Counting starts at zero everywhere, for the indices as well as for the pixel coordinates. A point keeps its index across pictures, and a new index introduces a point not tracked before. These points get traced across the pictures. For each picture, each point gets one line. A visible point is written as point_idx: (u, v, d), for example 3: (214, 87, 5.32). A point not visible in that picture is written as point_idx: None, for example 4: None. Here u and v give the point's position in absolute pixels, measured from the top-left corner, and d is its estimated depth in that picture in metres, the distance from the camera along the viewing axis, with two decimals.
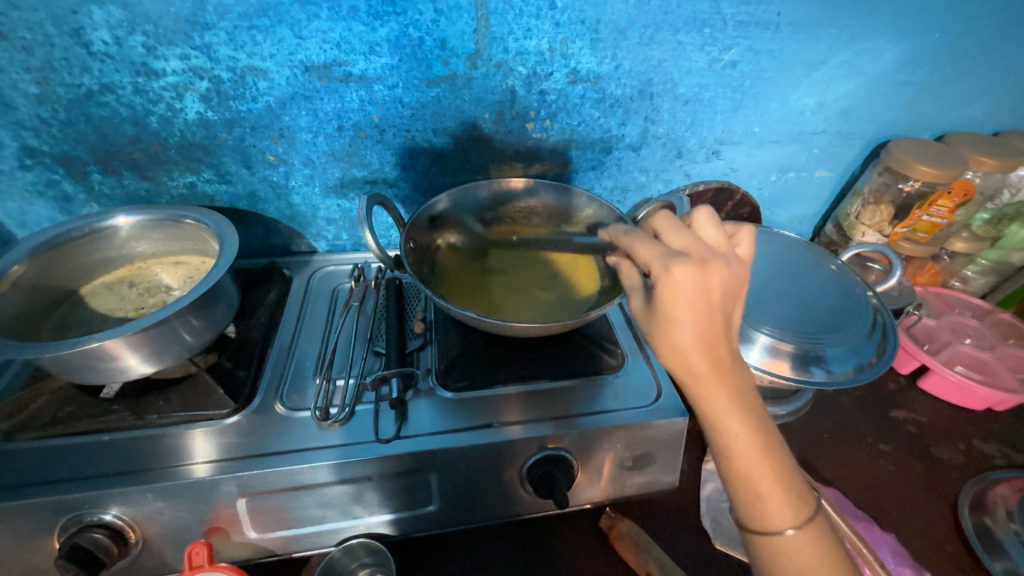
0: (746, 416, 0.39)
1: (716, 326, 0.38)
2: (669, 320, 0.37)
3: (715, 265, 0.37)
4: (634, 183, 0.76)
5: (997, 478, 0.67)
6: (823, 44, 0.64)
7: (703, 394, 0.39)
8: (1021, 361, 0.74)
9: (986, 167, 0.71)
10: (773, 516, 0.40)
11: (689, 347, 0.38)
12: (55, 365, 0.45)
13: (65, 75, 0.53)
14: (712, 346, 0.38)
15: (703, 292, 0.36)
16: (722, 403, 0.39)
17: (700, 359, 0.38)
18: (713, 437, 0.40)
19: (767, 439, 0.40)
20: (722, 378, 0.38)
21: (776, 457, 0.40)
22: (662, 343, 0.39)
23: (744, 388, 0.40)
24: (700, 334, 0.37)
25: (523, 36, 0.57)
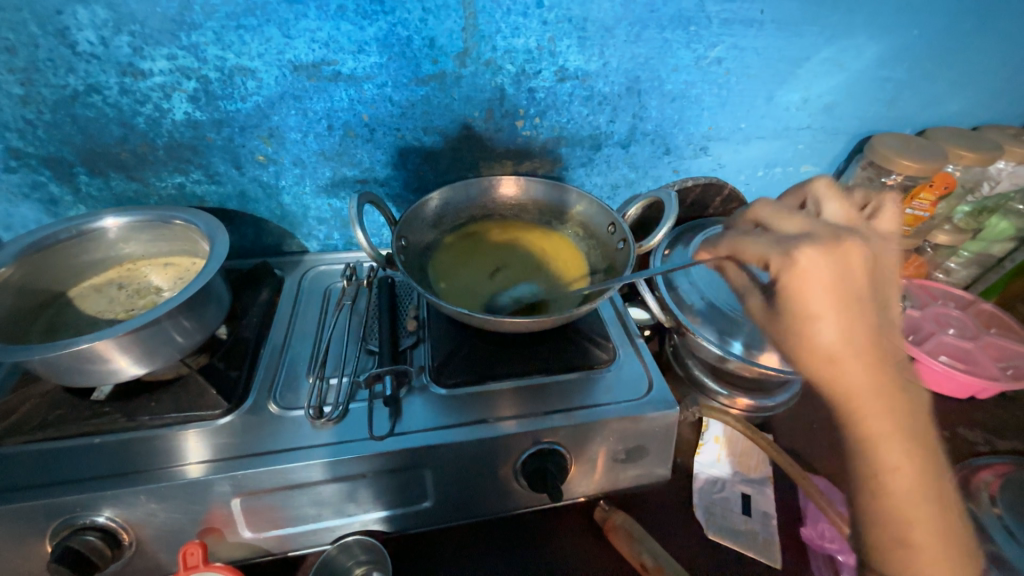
0: (905, 438, 0.42)
1: (866, 333, 0.44)
2: (808, 319, 0.44)
3: (853, 250, 0.44)
4: (623, 179, 0.76)
5: (979, 464, 0.69)
6: (806, 42, 0.65)
7: (853, 396, 0.43)
8: (1003, 350, 0.77)
9: (965, 160, 0.73)
10: (924, 558, 0.40)
11: (848, 356, 0.43)
12: (45, 368, 0.45)
13: (50, 76, 0.52)
14: (866, 357, 0.43)
15: (834, 282, 0.43)
16: (886, 424, 0.42)
17: (865, 372, 0.43)
18: (866, 464, 0.43)
19: (933, 471, 0.42)
20: (884, 394, 0.42)
21: (933, 485, 0.42)
22: (806, 350, 0.44)
23: (911, 407, 0.43)
24: (847, 341, 0.43)
25: (511, 35, 0.58)
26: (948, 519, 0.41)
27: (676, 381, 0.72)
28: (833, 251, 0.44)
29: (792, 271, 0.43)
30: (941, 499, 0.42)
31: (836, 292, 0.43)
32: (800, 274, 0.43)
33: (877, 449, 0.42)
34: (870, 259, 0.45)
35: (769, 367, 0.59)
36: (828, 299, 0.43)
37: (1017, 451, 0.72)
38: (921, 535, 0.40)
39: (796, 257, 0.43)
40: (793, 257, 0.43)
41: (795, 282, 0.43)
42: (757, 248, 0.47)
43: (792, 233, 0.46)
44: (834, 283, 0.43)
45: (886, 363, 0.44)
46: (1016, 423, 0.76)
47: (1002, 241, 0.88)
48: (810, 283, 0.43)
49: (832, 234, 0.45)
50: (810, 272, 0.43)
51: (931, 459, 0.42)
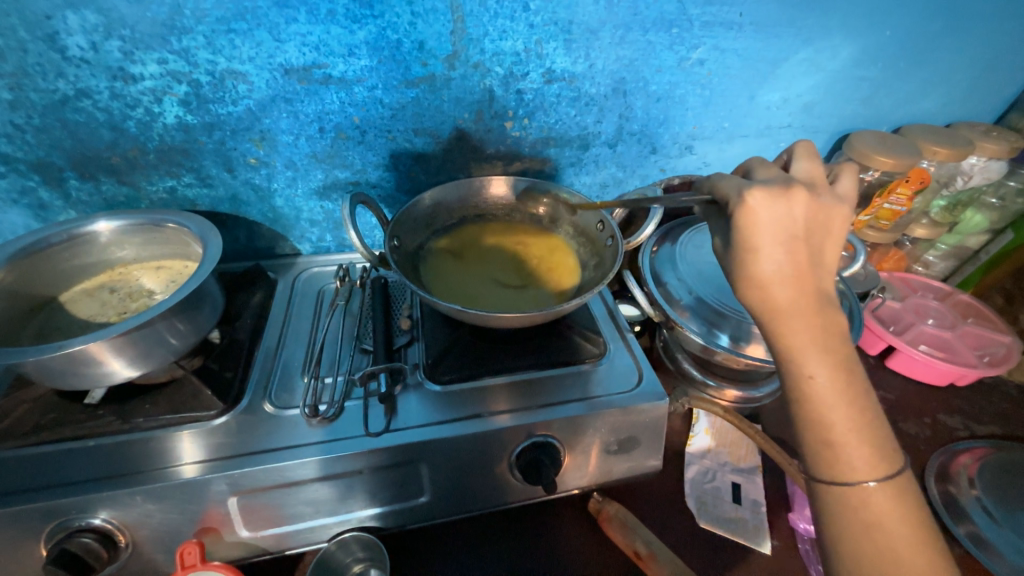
0: (829, 345, 0.40)
1: (802, 252, 0.41)
2: (751, 251, 0.41)
3: (798, 192, 0.41)
4: (612, 179, 0.78)
5: (959, 449, 0.71)
6: (784, 43, 0.68)
7: (783, 329, 0.41)
8: (979, 338, 0.79)
9: (940, 156, 0.75)
10: (847, 463, 0.39)
11: (777, 275, 0.41)
12: (38, 371, 0.45)
13: (40, 81, 0.52)
14: (798, 274, 0.41)
15: (785, 217, 0.41)
16: (808, 336, 0.40)
17: (794, 286, 0.41)
18: (788, 374, 0.41)
19: (855, 375, 0.40)
20: (810, 306, 0.41)
21: (859, 390, 0.40)
22: (742, 275, 0.42)
23: (835, 318, 0.41)
24: (784, 264, 0.41)
25: (498, 38, 0.59)
26: (875, 423, 0.40)
27: (666, 375, 0.74)
28: (780, 196, 0.41)
29: (742, 209, 0.42)
30: (866, 403, 0.40)
31: (780, 229, 0.41)
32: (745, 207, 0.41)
33: (799, 358, 0.41)
34: (830, 205, 0.43)
35: (756, 358, 0.60)
36: (763, 226, 0.41)
37: (996, 436, 0.74)
38: (843, 436, 0.39)
39: (747, 198, 0.42)
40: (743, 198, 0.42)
41: (741, 215, 0.41)
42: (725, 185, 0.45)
43: (777, 177, 0.44)
44: (776, 212, 0.41)
45: (818, 275, 0.41)
46: (994, 409, 0.79)
47: (977, 234, 0.91)
48: (762, 222, 0.41)
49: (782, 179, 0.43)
50: (759, 213, 0.41)
51: (856, 365, 0.41)
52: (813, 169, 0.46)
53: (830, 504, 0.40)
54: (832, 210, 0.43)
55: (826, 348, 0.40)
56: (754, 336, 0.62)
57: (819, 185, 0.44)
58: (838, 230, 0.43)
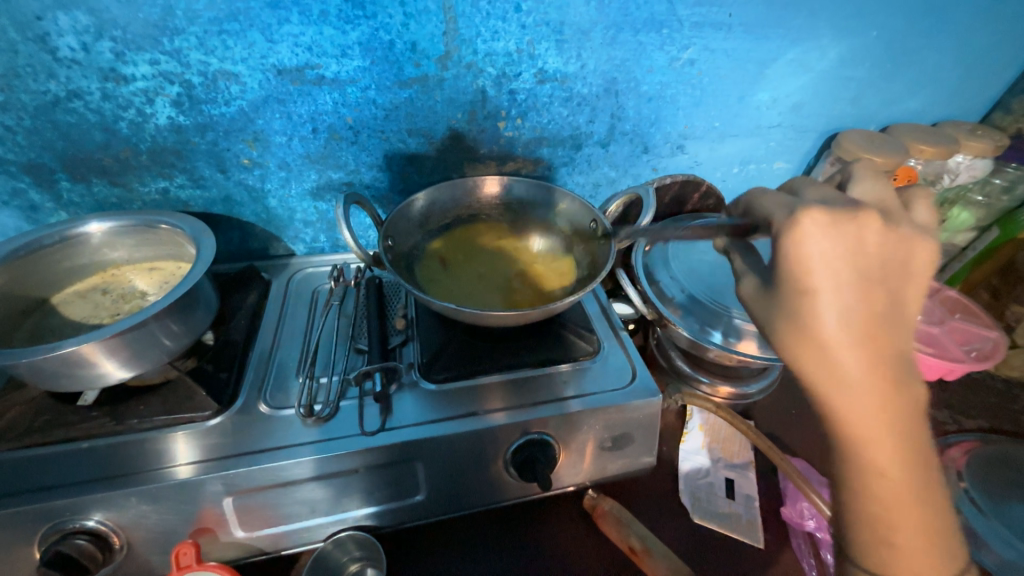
0: (902, 439, 0.38)
1: (877, 321, 0.38)
2: (815, 303, 0.38)
3: (864, 225, 0.39)
4: (604, 178, 0.79)
5: (947, 443, 0.72)
6: (772, 43, 0.69)
7: (856, 418, 0.38)
8: (966, 333, 0.80)
9: (926, 154, 0.77)
10: (911, 560, 0.39)
11: (851, 354, 0.37)
12: (30, 373, 0.45)
13: (30, 82, 0.52)
14: (873, 351, 0.37)
15: (852, 257, 0.38)
16: (882, 428, 0.38)
17: (869, 368, 0.37)
18: (853, 465, 0.40)
19: (923, 470, 0.39)
20: (887, 396, 0.37)
21: (924, 486, 0.39)
22: (808, 343, 0.38)
23: (911, 406, 0.38)
24: (855, 335, 0.37)
25: (491, 38, 0.60)
26: (936, 516, 0.40)
27: (659, 372, 0.75)
28: (844, 222, 0.38)
29: (795, 235, 0.38)
30: (928, 498, 0.40)
31: (846, 267, 0.37)
32: (808, 249, 0.38)
33: (869, 450, 0.39)
34: (902, 242, 0.40)
35: (748, 354, 0.61)
36: (834, 283, 0.37)
37: (983, 430, 0.75)
38: (907, 536, 0.39)
39: (803, 221, 0.38)
40: (797, 220, 0.38)
41: (799, 253, 0.38)
42: (771, 208, 0.42)
43: (836, 200, 0.41)
44: (846, 263, 0.38)
45: (898, 354, 0.38)
46: (982, 403, 0.80)
47: (964, 230, 0.92)
48: (818, 256, 0.38)
49: (849, 208, 0.40)
50: (812, 241, 0.38)
51: (923, 457, 0.40)
52: (879, 195, 0.44)
53: None
54: (905, 255, 0.40)
55: (897, 444, 0.38)
56: (745, 332, 0.62)
57: (893, 221, 0.41)
58: (913, 288, 0.40)
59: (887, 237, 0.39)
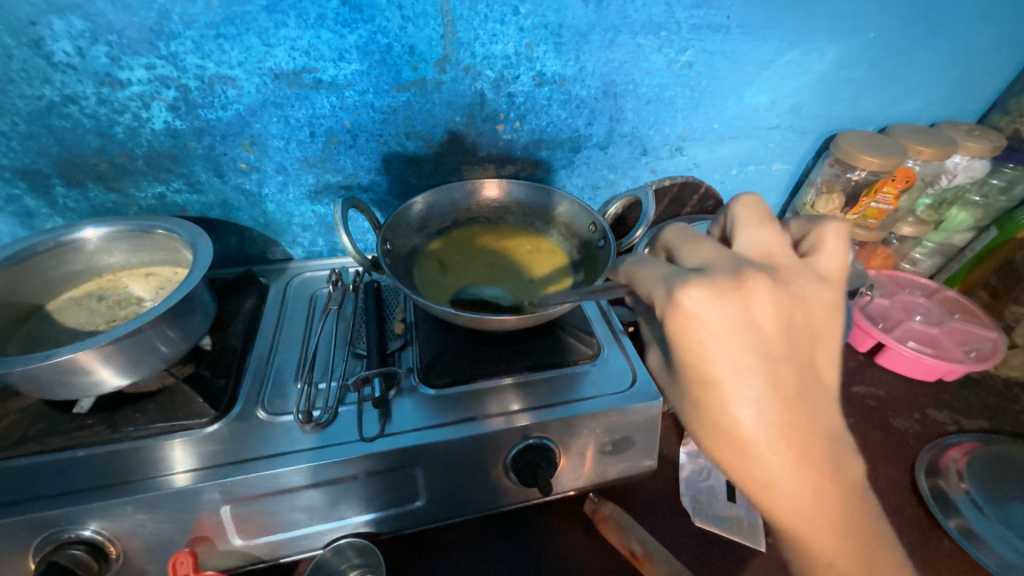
0: (843, 523, 0.39)
1: (787, 416, 0.37)
2: (725, 410, 0.37)
3: (742, 301, 0.37)
4: (603, 181, 0.79)
5: (948, 443, 0.72)
6: (770, 45, 0.69)
7: (790, 514, 0.38)
8: (966, 334, 0.80)
9: (924, 155, 0.77)
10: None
11: (773, 455, 0.37)
12: (26, 381, 0.44)
13: (25, 88, 0.52)
14: (793, 451, 0.37)
15: (743, 337, 0.36)
16: (819, 518, 0.38)
17: (795, 469, 0.37)
18: (802, 555, 0.40)
19: (865, 545, 0.39)
20: (813, 492, 0.38)
21: (872, 556, 0.40)
22: (727, 443, 0.38)
23: (840, 488, 0.38)
24: (771, 432, 0.37)
25: (489, 41, 0.59)
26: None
27: None
28: (726, 294, 0.36)
29: (678, 316, 0.37)
30: (879, 564, 0.40)
31: (741, 351, 0.36)
32: (699, 338, 0.36)
33: (815, 543, 0.39)
34: (784, 305, 0.38)
35: None
36: (732, 373, 0.36)
37: (984, 430, 0.75)
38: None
39: (682, 297, 0.36)
40: (676, 299, 0.37)
41: (693, 347, 0.37)
42: (652, 277, 0.40)
43: (719, 262, 0.39)
44: (741, 347, 0.36)
45: (818, 447, 0.38)
46: (982, 403, 0.80)
47: (962, 231, 0.92)
48: (709, 342, 0.36)
49: (729, 276, 0.37)
50: (697, 324, 0.36)
51: (865, 532, 0.40)
52: (760, 241, 0.42)
53: None
54: (793, 318, 0.38)
55: (837, 530, 0.39)
56: None
57: (778, 277, 0.39)
58: (814, 363, 0.39)
59: (771, 299, 0.37)
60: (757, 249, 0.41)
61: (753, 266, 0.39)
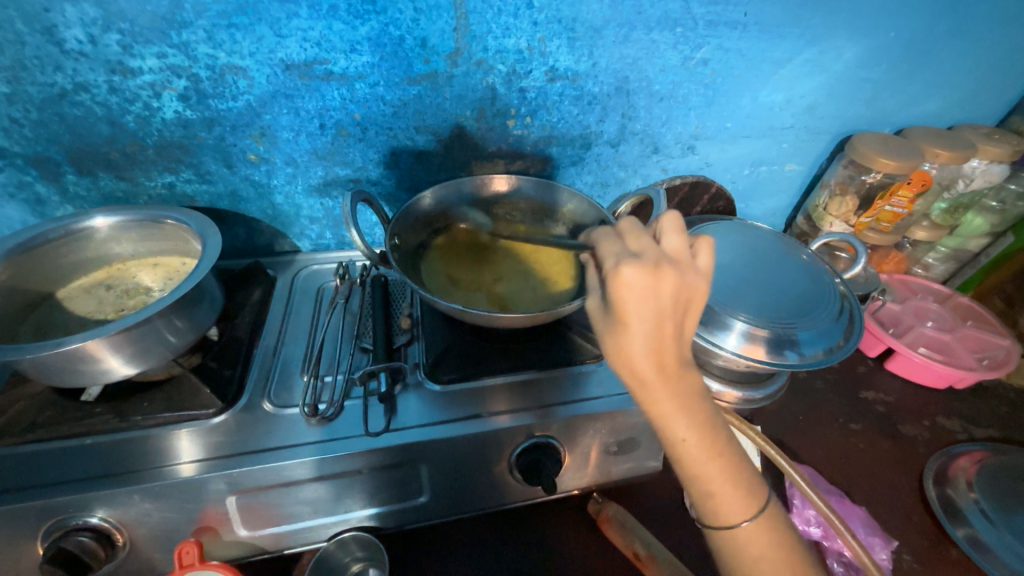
0: (696, 406, 0.39)
1: (671, 330, 0.38)
2: (624, 327, 0.38)
3: (667, 271, 0.37)
4: (613, 178, 0.78)
5: (958, 452, 0.71)
6: (788, 43, 0.67)
7: (651, 398, 0.39)
8: (980, 341, 0.79)
9: (942, 158, 0.75)
10: (727, 510, 0.40)
11: (642, 353, 0.38)
12: (35, 368, 0.44)
13: (37, 75, 0.52)
14: (665, 351, 0.38)
15: (654, 296, 0.37)
16: (675, 403, 0.39)
17: (660, 360, 0.38)
18: (664, 440, 0.40)
19: (719, 428, 0.40)
20: (672, 375, 0.38)
21: (724, 440, 0.40)
22: (611, 346, 0.39)
23: (697, 376, 0.40)
24: (649, 337, 0.37)
25: (501, 35, 0.59)
26: (741, 465, 0.41)
27: None
28: (651, 270, 0.37)
29: (613, 280, 0.37)
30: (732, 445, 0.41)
31: (649, 303, 0.37)
32: (621, 295, 0.37)
33: (672, 422, 0.39)
34: (695, 283, 0.39)
35: (757, 360, 0.62)
36: (638, 311, 0.37)
37: (993, 439, 0.74)
38: (725, 491, 0.40)
39: (620, 272, 0.37)
40: (617, 270, 0.37)
41: (616, 297, 0.37)
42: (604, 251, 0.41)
43: (649, 249, 0.40)
44: (653, 303, 0.37)
45: (682, 342, 0.39)
46: (992, 411, 0.78)
47: (977, 237, 0.91)
48: (629, 298, 0.37)
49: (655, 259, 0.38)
50: (626, 286, 0.37)
51: (720, 420, 0.41)
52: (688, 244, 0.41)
53: (720, 545, 0.41)
54: (701, 287, 0.39)
55: (694, 412, 0.39)
56: (756, 337, 0.63)
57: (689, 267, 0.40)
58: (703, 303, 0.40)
59: (686, 281, 0.38)
60: (678, 252, 0.40)
61: (676, 259, 0.39)
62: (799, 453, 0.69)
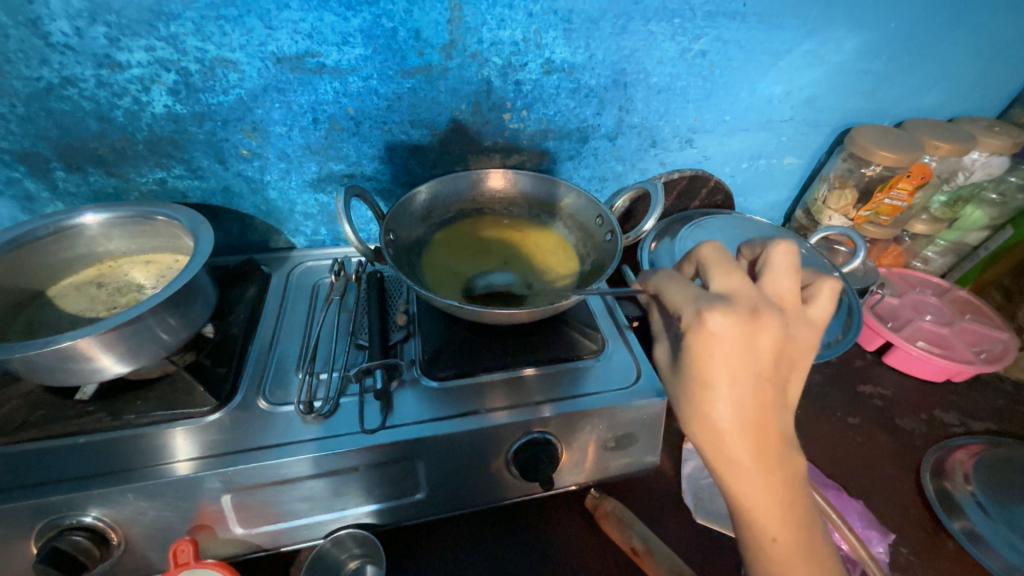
0: (785, 505, 0.40)
1: (763, 410, 0.40)
2: (711, 393, 0.39)
3: (765, 320, 0.39)
4: (611, 173, 0.77)
5: (955, 445, 0.71)
6: (787, 34, 0.67)
7: (738, 483, 0.41)
8: (978, 335, 0.79)
9: (942, 151, 0.74)
10: None
11: (733, 434, 0.40)
12: (26, 367, 0.44)
13: (23, 69, 0.51)
14: (757, 436, 0.40)
15: (750, 351, 0.39)
16: (764, 497, 0.40)
17: (750, 444, 0.40)
18: (749, 534, 0.42)
19: (810, 533, 0.41)
20: (762, 462, 0.40)
21: (815, 548, 0.41)
22: (700, 421, 0.41)
23: (789, 472, 0.41)
24: (741, 419, 0.39)
25: (496, 27, 0.58)
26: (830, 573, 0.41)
27: None
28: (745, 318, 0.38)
29: (700, 333, 0.39)
30: (821, 551, 0.41)
31: (739, 363, 0.39)
32: (712, 348, 0.38)
33: (754, 507, 0.41)
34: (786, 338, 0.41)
35: None
36: (729, 380, 0.39)
37: (991, 432, 0.74)
38: None
39: (707, 320, 0.38)
40: (702, 319, 0.38)
41: (702, 353, 0.39)
42: (680, 295, 0.42)
43: (738, 289, 0.41)
44: (745, 363, 0.39)
45: (771, 420, 0.41)
46: (990, 405, 0.78)
47: (976, 230, 0.90)
48: (715, 355, 0.38)
49: (749, 307, 0.40)
50: (716, 340, 0.38)
51: (811, 524, 0.42)
52: (785, 291, 0.44)
53: None
54: (790, 344, 0.42)
55: (783, 508, 0.40)
56: None
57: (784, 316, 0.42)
58: (791, 362, 0.43)
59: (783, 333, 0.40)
60: (776, 295, 0.43)
61: (770, 304, 0.41)
62: None
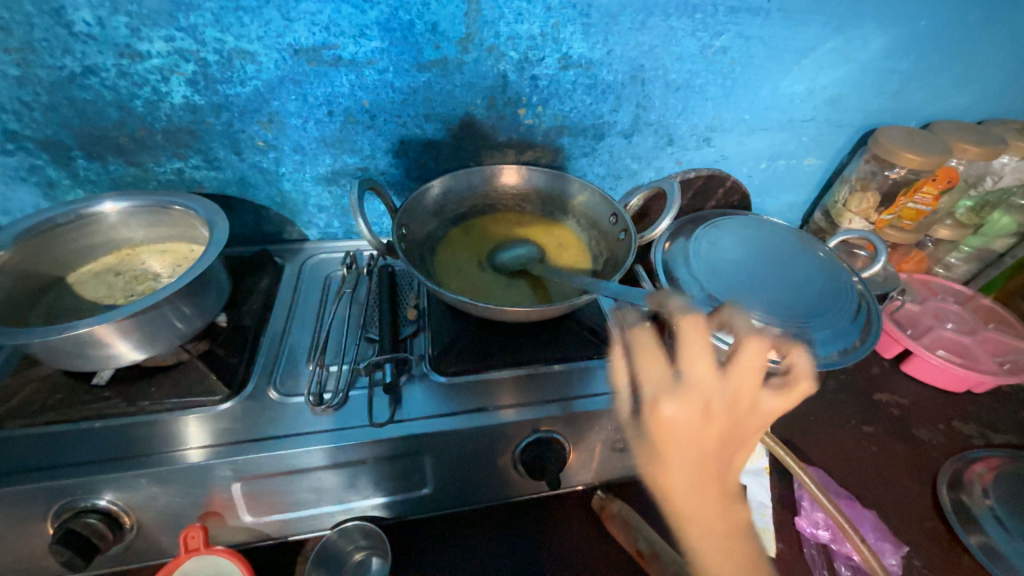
0: (700, 470, 0.50)
1: (701, 406, 0.49)
2: (660, 395, 0.50)
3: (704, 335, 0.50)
4: (626, 170, 0.76)
5: (974, 458, 0.69)
6: (813, 31, 0.65)
7: (665, 454, 0.50)
8: (1001, 345, 0.76)
9: (970, 154, 0.72)
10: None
11: (671, 422, 0.49)
12: (45, 351, 0.45)
13: (46, 58, 0.51)
14: (691, 424, 0.49)
15: (699, 348, 0.50)
16: (683, 465, 0.50)
17: (681, 428, 0.49)
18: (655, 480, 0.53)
19: (715, 492, 0.50)
20: (688, 443, 0.49)
21: (717, 505, 0.50)
22: (653, 412, 0.50)
23: (710, 448, 0.50)
24: (678, 413, 0.49)
25: (514, 21, 0.57)
26: (733, 534, 0.50)
27: None
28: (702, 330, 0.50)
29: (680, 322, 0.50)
30: (725, 510, 0.50)
31: (695, 355, 0.50)
32: (686, 330, 0.50)
33: (676, 477, 0.50)
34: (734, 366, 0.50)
35: None
36: (688, 365, 0.50)
37: (1012, 446, 0.72)
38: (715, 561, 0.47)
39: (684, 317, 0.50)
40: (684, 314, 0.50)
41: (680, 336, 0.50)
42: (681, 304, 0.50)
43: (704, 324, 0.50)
44: (692, 366, 0.50)
45: (705, 420, 0.49)
46: (1012, 417, 0.76)
47: (1003, 236, 0.87)
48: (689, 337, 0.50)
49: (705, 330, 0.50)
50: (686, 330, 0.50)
51: (716, 482, 0.51)
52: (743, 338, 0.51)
53: None
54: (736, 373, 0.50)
55: (696, 473, 0.50)
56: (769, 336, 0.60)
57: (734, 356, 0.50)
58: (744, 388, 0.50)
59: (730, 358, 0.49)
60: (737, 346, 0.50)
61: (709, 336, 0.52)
62: (809, 455, 0.68)
